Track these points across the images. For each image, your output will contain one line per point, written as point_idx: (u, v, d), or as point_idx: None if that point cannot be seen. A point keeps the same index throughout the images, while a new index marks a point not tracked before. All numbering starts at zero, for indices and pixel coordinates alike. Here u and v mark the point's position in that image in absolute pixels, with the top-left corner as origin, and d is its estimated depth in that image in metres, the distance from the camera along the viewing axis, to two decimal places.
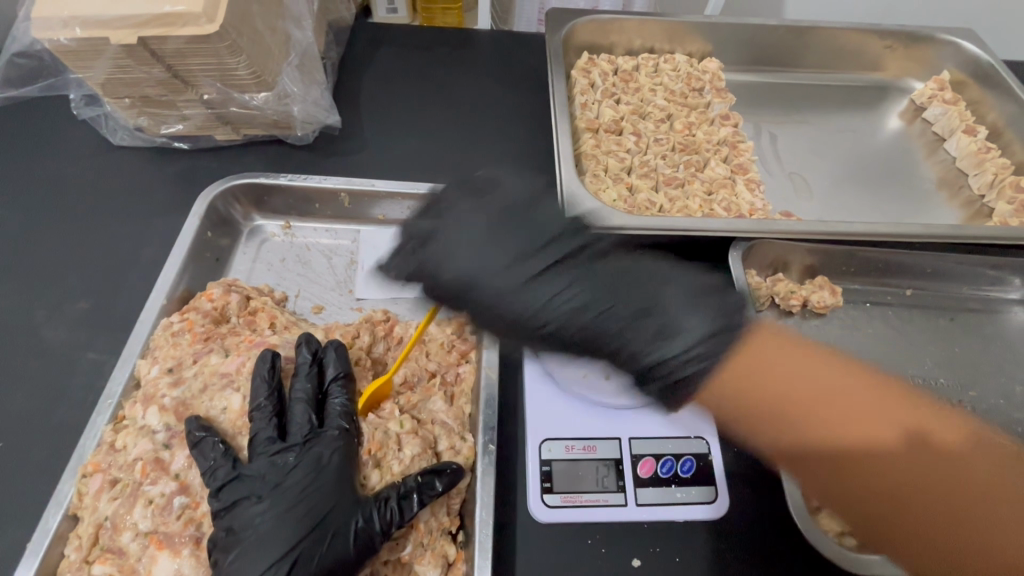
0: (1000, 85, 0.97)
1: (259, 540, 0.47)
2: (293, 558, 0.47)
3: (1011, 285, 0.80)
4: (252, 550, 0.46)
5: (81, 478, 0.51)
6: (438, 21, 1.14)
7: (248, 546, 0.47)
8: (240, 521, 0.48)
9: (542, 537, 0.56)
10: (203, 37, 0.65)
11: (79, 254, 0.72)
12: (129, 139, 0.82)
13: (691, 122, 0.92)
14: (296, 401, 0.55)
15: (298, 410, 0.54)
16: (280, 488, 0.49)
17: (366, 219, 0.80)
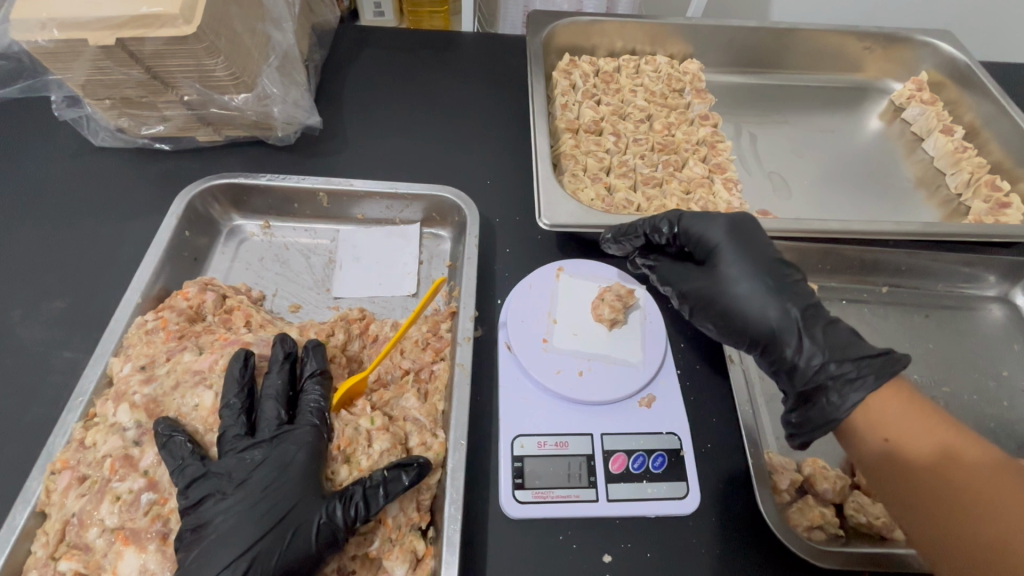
0: (976, 85, 0.98)
1: (224, 536, 0.47)
2: (257, 554, 0.47)
3: (987, 283, 0.81)
4: (218, 545, 0.46)
5: (50, 475, 0.52)
6: (424, 24, 1.15)
7: (214, 540, 0.47)
8: (207, 516, 0.48)
9: (512, 535, 0.56)
10: (181, 39, 0.65)
11: (58, 254, 0.73)
12: (110, 141, 0.82)
13: (670, 122, 0.93)
14: (269, 399, 0.55)
15: (270, 407, 0.54)
16: (249, 484, 0.50)
17: (345, 219, 0.81)
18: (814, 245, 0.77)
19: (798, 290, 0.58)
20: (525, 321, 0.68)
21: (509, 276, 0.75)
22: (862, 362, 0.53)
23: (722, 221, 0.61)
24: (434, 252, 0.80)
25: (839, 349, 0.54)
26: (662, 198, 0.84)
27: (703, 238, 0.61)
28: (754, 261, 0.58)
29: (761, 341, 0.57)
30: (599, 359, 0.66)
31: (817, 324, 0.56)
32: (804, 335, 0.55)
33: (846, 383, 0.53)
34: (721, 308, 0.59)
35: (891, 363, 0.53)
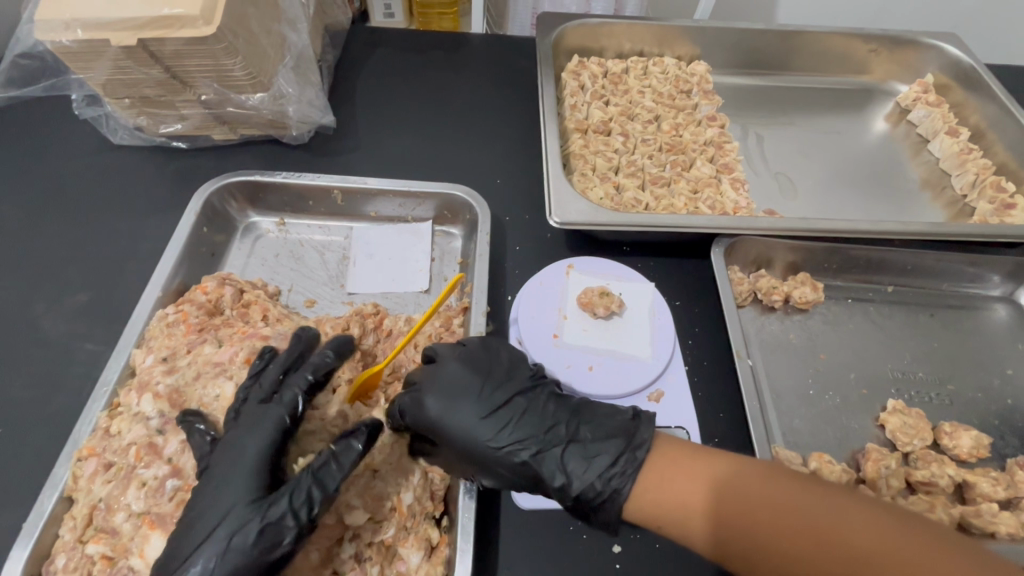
0: (982, 88, 0.99)
1: (205, 514, 0.46)
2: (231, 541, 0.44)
3: (991, 283, 0.82)
4: (202, 523, 0.45)
5: (76, 462, 0.53)
6: (434, 25, 1.17)
7: (199, 519, 0.46)
8: (198, 496, 0.47)
9: (525, 525, 0.57)
10: (200, 39, 0.67)
11: (79, 249, 0.74)
12: (130, 139, 0.84)
13: (678, 123, 0.94)
14: (263, 384, 0.53)
15: (263, 391, 0.53)
16: (228, 462, 0.48)
17: (359, 216, 0.82)
18: (821, 244, 0.78)
19: (534, 412, 0.53)
20: (536, 317, 0.69)
21: (519, 273, 0.76)
22: (608, 473, 0.48)
23: (431, 390, 0.54)
24: (445, 249, 0.81)
25: (587, 467, 0.49)
26: (670, 197, 0.85)
27: (418, 416, 0.54)
28: (473, 413, 0.53)
29: (527, 486, 0.53)
30: (607, 354, 0.67)
31: (553, 451, 0.51)
32: (554, 468, 0.50)
33: (606, 504, 0.48)
34: (502, 472, 0.52)
35: (631, 458, 0.48)
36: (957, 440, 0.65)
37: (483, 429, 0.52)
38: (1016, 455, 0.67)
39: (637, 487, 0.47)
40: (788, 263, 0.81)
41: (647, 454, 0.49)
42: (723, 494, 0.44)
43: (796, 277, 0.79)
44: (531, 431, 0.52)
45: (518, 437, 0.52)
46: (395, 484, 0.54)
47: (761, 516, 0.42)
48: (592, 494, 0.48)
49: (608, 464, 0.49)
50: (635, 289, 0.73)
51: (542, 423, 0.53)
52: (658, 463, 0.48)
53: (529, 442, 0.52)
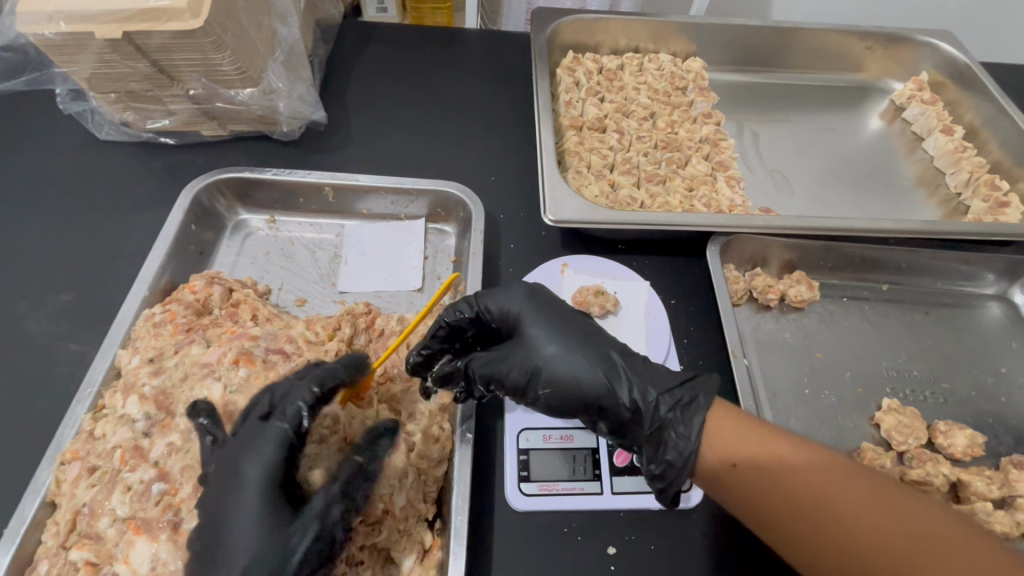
0: (976, 86, 0.99)
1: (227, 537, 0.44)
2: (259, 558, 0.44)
3: (985, 281, 0.82)
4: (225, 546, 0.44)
5: (59, 466, 0.52)
6: (427, 20, 1.15)
7: (222, 543, 0.44)
8: (212, 519, 0.45)
9: (519, 526, 0.57)
10: (187, 32, 0.65)
11: (62, 247, 0.73)
12: (115, 134, 0.83)
13: (673, 120, 0.93)
14: (267, 396, 0.52)
15: (266, 403, 0.51)
16: (243, 481, 0.46)
17: (350, 213, 0.81)
18: (816, 243, 0.78)
19: (602, 335, 0.59)
20: None
21: (514, 272, 0.75)
22: (675, 390, 0.54)
23: (523, 290, 0.61)
24: (439, 248, 0.80)
25: (657, 381, 0.54)
26: (665, 195, 0.84)
27: (502, 311, 0.60)
28: (548, 323, 0.59)
29: (589, 402, 0.55)
30: None
31: (626, 363, 0.56)
32: (622, 379, 0.55)
33: (674, 419, 0.52)
34: (561, 376, 0.56)
35: (695, 384, 0.54)
36: (952, 438, 0.65)
37: (556, 338, 0.58)
38: (1010, 453, 0.67)
39: (706, 410, 0.52)
40: (783, 261, 0.81)
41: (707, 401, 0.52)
42: (765, 465, 0.47)
43: (791, 275, 0.78)
44: (598, 346, 0.57)
45: (591, 345, 0.57)
46: (388, 485, 0.52)
47: (798, 483, 0.45)
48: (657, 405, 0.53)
49: (671, 386, 0.54)
50: (632, 286, 0.72)
51: (608, 345, 0.58)
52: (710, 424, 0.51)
53: (598, 353, 0.57)
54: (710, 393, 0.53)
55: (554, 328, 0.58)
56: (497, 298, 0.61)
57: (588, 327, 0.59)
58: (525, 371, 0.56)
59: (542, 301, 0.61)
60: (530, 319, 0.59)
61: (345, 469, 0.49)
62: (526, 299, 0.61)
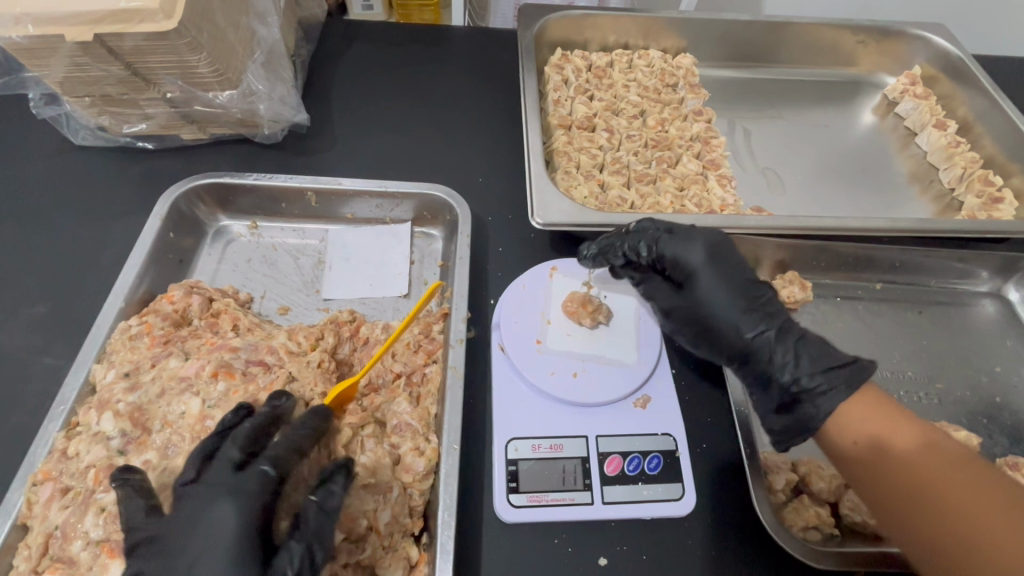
0: (970, 79, 0.97)
1: None
2: None
3: (979, 279, 0.81)
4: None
5: (31, 487, 0.51)
6: (414, 18, 1.13)
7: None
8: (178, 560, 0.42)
9: (507, 540, 0.55)
10: (161, 34, 0.63)
11: (36, 257, 0.71)
12: (91, 139, 0.80)
13: (664, 117, 0.92)
14: (231, 441, 0.47)
15: (235, 450, 0.47)
16: (206, 524, 0.43)
17: (335, 218, 0.79)
18: (809, 242, 0.77)
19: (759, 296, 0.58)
20: (518, 322, 0.67)
21: (502, 276, 0.74)
22: (830, 372, 0.53)
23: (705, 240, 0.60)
24: (426, 252, 0.79)
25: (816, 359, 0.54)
26: (656, 195, 0.83)
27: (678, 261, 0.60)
28: (718, 283, 0.58)
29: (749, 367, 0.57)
30: (592, 359, 0.65)
31: (787, 338, 0.56)
32: (786, 347, 0.55)
33: (817, 398, 0.53)
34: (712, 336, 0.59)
35: (851, 376, 0.53)
36: (948, 440, 0.64)
37: (738, 308, 0.57)
38: (1005, 454, 0.66)
39: (846, 400, 0.52)
40: (775, 261, 0.79)
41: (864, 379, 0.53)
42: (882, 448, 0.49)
43: (783, 276, 0.77)
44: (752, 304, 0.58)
45: (760, 313, 0.57)
46: (373, 501, 0.51)
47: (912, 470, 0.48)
48: (806, 363, 0.54)
49: (822, 365, 0.54)
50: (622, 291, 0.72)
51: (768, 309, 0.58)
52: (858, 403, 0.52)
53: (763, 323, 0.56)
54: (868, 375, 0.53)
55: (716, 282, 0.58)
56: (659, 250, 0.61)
57: (740, 278, 0.59)
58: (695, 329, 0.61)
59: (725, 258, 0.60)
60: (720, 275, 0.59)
61: (310, 519, 0.45)
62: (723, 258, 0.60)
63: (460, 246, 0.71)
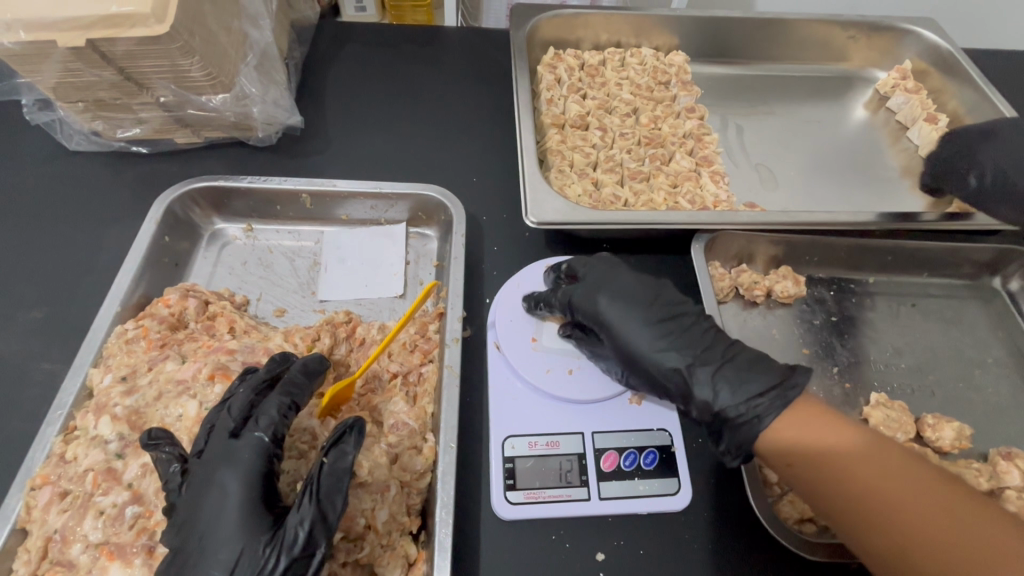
0: (960, 74, 0.98)
1: (195, 567, 0.42)
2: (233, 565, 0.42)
3: (971, 271, 0.81)
4: (208, 564, 0.42)
5: (30, 491, 0.51)
6: (407, 19, 1.14)
7: (201, 563, 0.42)
8: (185, 541, 0.43)
9: (505, 538, 0.56)
10: (154, 38, 0.63)
11: (32, 263, 0.71)
12: (85, 144, 0.80)
13: (656, 115, 0.92)
14: (226, 412, 0.49)
15: (231, 420, 0.49)
16: (204, 499, 0.44)
17: (330, 219, 0.80)
18: (802, 238, 0.77)
19: (688, 332, 0.59)
20: (515, 321, 0.67)
21: (497, 274, 0.74)
22: (754, 401, 0.53)
23: (609, 284, 0.62)
24: (421, 252, 0.79)
25: (737, 390, 0.54)
26: (649, 192, 0.84)
27: (588, 310, 0.61)
28: (639, 319, 0.59)
29: (678, 401, 0.58)
30: (587, 356, 0.66)
31: (710, 367, 0.56)
32: (706, 382, 0.55)
33: (741, 426, 0.53)
34: (634, 369, 0.59)
35: (781, 396, 0.53)
36: (940, 431, 0.64)
37: (651, 336, 0.59)
38: (999, 444, 0.67)
39: (772, 424, 0.52)
40: (769, 257, 0.80)
41: (795, 395, 0.53)
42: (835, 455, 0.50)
43: (777, 271, 0.78)
44: (680, 343, 0.58)
45: (681, 349, 0.58)
46: (371, 500, 0.51)
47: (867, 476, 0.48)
48: (732, 399, 0.54)
49: (757, 391, 0.53)
50: None
51: (690, 341, 0.58)
52: (801, 414, 0.52)
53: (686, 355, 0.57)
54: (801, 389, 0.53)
55: (635, 319, 0.60)
56: (589, 301, 0.62)
57: (650, 309, 0.60)
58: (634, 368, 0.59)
59: (637, 292, 0.62)
60: (639, 312, 0.60)
61: (321, 481, 0.45)
62: (642, 295, 0.61)
63: (455, 246, 0.71)
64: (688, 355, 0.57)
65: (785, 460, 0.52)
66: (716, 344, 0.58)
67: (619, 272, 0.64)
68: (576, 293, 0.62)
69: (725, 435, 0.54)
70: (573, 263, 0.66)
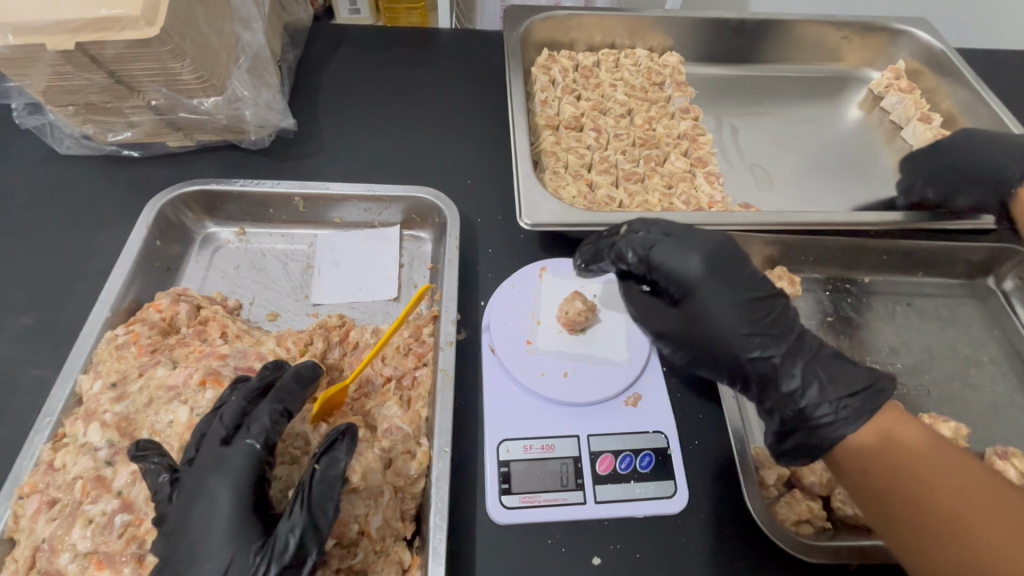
0: (954, 73, 0.98)
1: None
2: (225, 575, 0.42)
3: (966, 270, 0.81)
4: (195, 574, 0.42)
5: (17, 500, 0.50)
6: (402, 21, 1.14)
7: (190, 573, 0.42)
8: (174, 552, 0.43)
9: (500, 543, 0.55)
10: (144, 42, 0.62)
11: (22, 268, 0.70)
12: (76, 148, 0.80)
13: (651, 116, 0.92)
14: (216, 420, 0.49)
15: (222, 427, 0.48)
16: (194, 509, 0.44)
17: (323, 222, 0.79)
18: (797, 238, 0.77)
19: (778, 318, 0.56)
20: (509, 323, 0.67)
21: (492, 276, 0.74)
22: (843, 403, 0.51)
23: (702, 250, 0.57)
24: (415, 255, 0.79)
25: (828, 387, 0.52)
26: (644, 193, 0.83)
27: (674, 272, 0.57)
28: (729, 298, 0.55)
29: (752, 381, 0.56)
30: (583, 359, 0.65)
31: (801, 359, 0.54)
32: (792, 372, 0.53)
33: (822, 428, 0.51)
34: (702, 343, 0.57)
35: (871, 400, 0.51)
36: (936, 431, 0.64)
37: (741, 316, 0.55)
38: (996, 444, 0.67)
39: (860, 428, 0.50)
40: (765, 257, 0.79)
41: (884, 399, 0.51)
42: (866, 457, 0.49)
43: (772, 271, 0.77)
44: (769, 327, 0.55)
45: (767, 334, 0.55)
46: (365, 506, 0.51)
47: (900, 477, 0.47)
48: (822, 395, 0.52)
49: (848, 392, 0.51)
50: (610, 288, 0.71)
51: (778, 326, 0.55)
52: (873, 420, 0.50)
53: (774, 343, 0.54)
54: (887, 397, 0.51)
55: (722, 295, 0.56)
56: (675, 263, 0.57)
57: (743, 287, 0.56)
58: (703, 342, 0.57)
59: (728, 265, 0.57)
60: (732, 287, 0.56)
61: (311, 488, 0.45)
62: (734, 269, 0.57)
63: (449, 248, 0.71)
64: (780, 344, 0.54)
65: (848, 465, 0.50)
66: (803, 336, 0.56)
67: (714, 238, 0.58)
68: (661, 249, 0.57)
69: (798, 433, 0.53)
70: (672, 226, 0.60)
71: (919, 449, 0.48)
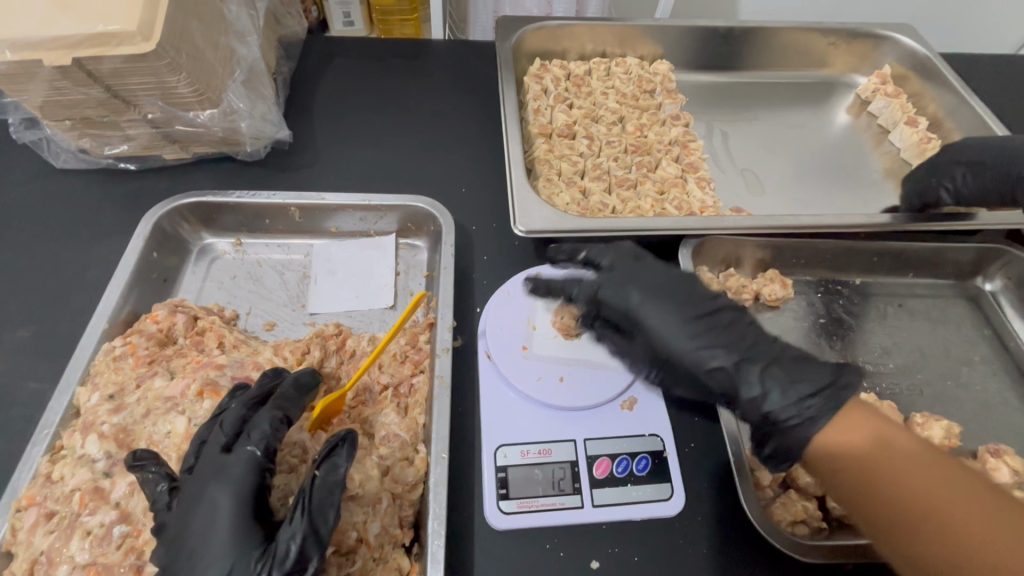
0: (938, 77, 1.00)
1: None
2: None
3: (956, 270, 0.82)
4: None
5: (15, 513, 0.50)
6: (396, 32, 1.15)
7: None
8: (175, 559, 0.43)
9: (498, 549, 0.55)
10: (140, 56, 0.63)
11: (19, 282, 0.71)
12: (73, 162, 0.80)
13: (642, 123, 0.93)
14: (217, 428, 0.49)
15: (223, 435, 0.49)
16: (195, 516, 0.45)
17: (319, 232, 0.80)
18: (789, 241, 0.78)
19: (730, 329, 0.58)
20: (505, 329, 0.68)
21: (488, 283, 0.75)
22: (804, 402, 0.53)
23: (641, 280, 0.61)
24: (411, 263, 0.79)
25: (786, 390, 0.54)
26: (637, 199, 0.84)
27: (620, 304, 0.61)
28: (677, 318, 0.58)
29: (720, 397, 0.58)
30: (579, 364, 0.66)
31: (756, 366, 0.56)
32: (750, 381, 0.55)
33: (790, 431, 0.53)
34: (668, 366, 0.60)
35: (832, 397, 0.52)
36: (930, 430, 0.65)
37: (692, 334, 0.58)
38: (988, 441, 0.67)
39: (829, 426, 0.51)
40: (756, 260, 0.80)
41: (847, 396, 0.53)
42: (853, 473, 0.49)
43: (765, 274, 0.78)
44: (722, 340, 0.57)
45: (721, 346, 0.57)
46: (363, 513, 0.52)
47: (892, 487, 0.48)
48: (782, 398, 0.53)
49: (808, 391, 0.53)
50: None
51: (731, 337, 0.57)
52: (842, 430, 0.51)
53: (729, 354, 0.56)
54: (852, 387, 0.53)
55: (672, 316, 0.59)
56: (621, 294, 0.61)
57: (690, 305, 0.59)
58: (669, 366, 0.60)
59: (671, 287, 0.60)
60: (678, 308, 0.59)
61: (312, 493, 0.45)
62: (678, 289, 0.60)
63: (444, 256, 0.72)
64: (735, 354, 0.57)
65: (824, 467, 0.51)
66: (758, 341, 0.58)
67: (652, 266, 0.62)
68: (606, 285, 0.62)
69: (774, 439, 0.54)
70: (615, 260, 0.64)
71: (905, 450, 0.49)
